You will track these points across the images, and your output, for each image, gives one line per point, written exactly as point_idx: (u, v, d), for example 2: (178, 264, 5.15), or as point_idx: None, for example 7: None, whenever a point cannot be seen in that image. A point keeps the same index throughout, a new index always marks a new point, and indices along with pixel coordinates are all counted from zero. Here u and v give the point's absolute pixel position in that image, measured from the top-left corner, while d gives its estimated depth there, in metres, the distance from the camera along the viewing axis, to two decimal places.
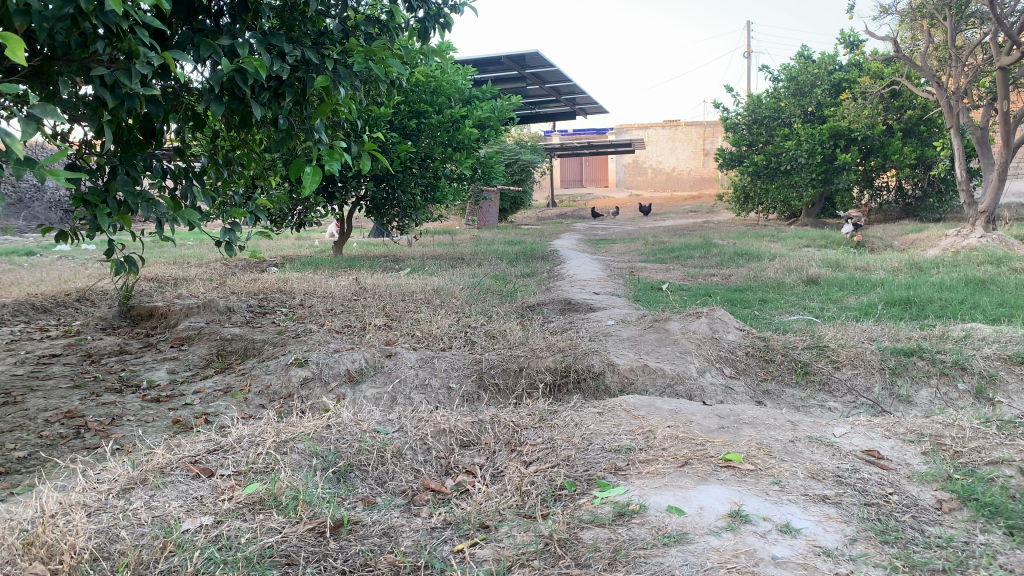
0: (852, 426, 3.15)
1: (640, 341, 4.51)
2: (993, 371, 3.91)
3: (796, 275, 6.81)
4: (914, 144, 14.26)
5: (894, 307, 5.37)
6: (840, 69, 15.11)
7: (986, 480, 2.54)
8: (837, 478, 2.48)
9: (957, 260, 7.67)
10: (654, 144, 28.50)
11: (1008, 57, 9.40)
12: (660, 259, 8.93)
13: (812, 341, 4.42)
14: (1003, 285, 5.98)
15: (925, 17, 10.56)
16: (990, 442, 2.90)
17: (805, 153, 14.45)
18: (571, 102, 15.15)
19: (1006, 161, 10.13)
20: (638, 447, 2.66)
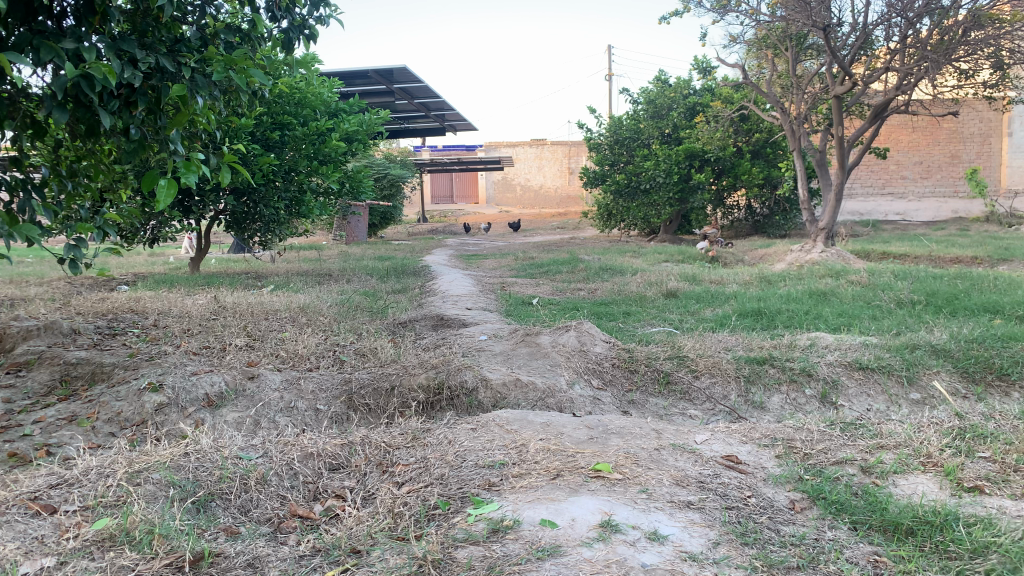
0: (712, 433, 3.31)
1: (511, 355, 4.56)
2: (836, 377, 4.23)
3: (657, 289, 7.09)
4: (762, 165, 15.26)
5: (746, 318, 5.69)
6: (694, 93, 15.93)
7: (832, 479, 2.73)
8: (700, 484, 2.59)
9: (803, 273, 8.23)
10: (522, 161, 28.98)
11: (842, 86, 10.23)
12: (530, 274, 9.07)
13: (673, 351, 4.60)
14: (842, 296, 6.47)
15: (769, 47, 11.32)
16: (835, 443, 3.13)
17: (663, 172, 15.00)
18: (440, 118, 15.18)
19: (842, 182, 10.98)
20: (511, 462, 2.68)
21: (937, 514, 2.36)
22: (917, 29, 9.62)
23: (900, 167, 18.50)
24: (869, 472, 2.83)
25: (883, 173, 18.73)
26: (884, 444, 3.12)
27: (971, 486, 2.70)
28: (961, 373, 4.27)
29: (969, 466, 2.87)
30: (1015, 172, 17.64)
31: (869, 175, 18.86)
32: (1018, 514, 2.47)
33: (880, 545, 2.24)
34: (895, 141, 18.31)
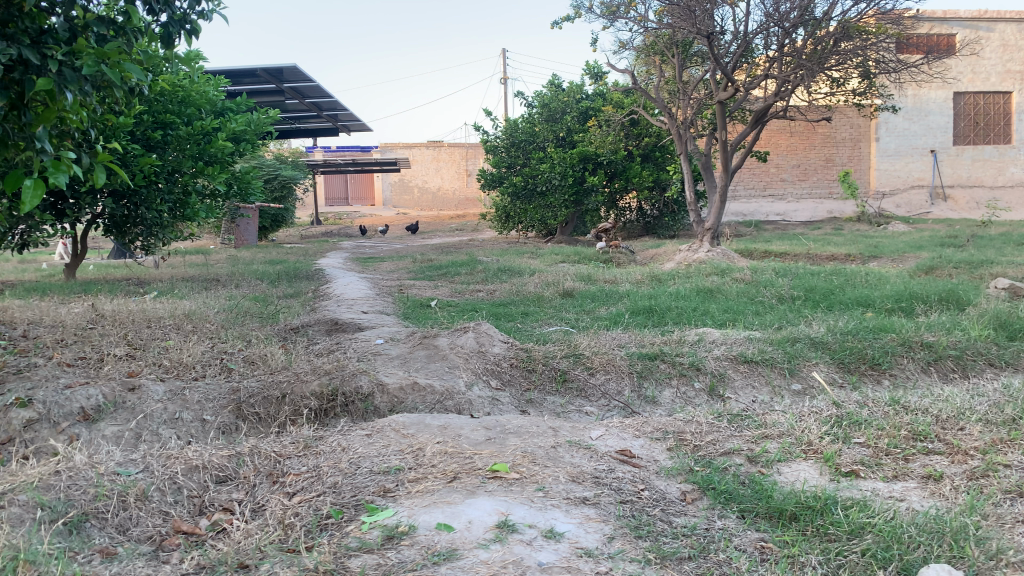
0: (606, 428, 3.36)
1: (409, 358, 4.50)
2: (723, 370, 4.38)
3: (553, 289, 7.17)
4: (651, 168, 15.78)
5: (639, 316, 5.83)
6: (587, 97, 16.21)
7: (721, 470, 2.82)
8: (595, 479, 2.63)
9: (691, 272, 8.51)
10: (418, 163, 28.81)
11: (725, 92, 10.66)
12: (428, 276, 9.02)
13: (569, 349, 4.65)
14: (728, 293, 6.73)
15: (657, 53, 11.68)
16: (723, 434, 3.25)
17: (558, 175, 15.22)
18: (332, 118, 14.87)
19: (727, 185, 11.42)
20: (407, 467, 2.64)
21: (817, 499, 2.48)
22: (793, 39, 10.11)
23: (779, 170, 19.30)
24: (755, 462, 2.95)
25: (764, 176, 19.40)
26: (769, 434, 3.25)
27: (848, 470, 2.85)
28: (838, 364, 4.51)
29: (845, 451, 3.03)
30: (882, 174, 19.24)
31: (750, 178, 19.38)
32: (890, 494, 2.63)
33: (766, 531, 2.33)
34: (774, 145, 19.15)
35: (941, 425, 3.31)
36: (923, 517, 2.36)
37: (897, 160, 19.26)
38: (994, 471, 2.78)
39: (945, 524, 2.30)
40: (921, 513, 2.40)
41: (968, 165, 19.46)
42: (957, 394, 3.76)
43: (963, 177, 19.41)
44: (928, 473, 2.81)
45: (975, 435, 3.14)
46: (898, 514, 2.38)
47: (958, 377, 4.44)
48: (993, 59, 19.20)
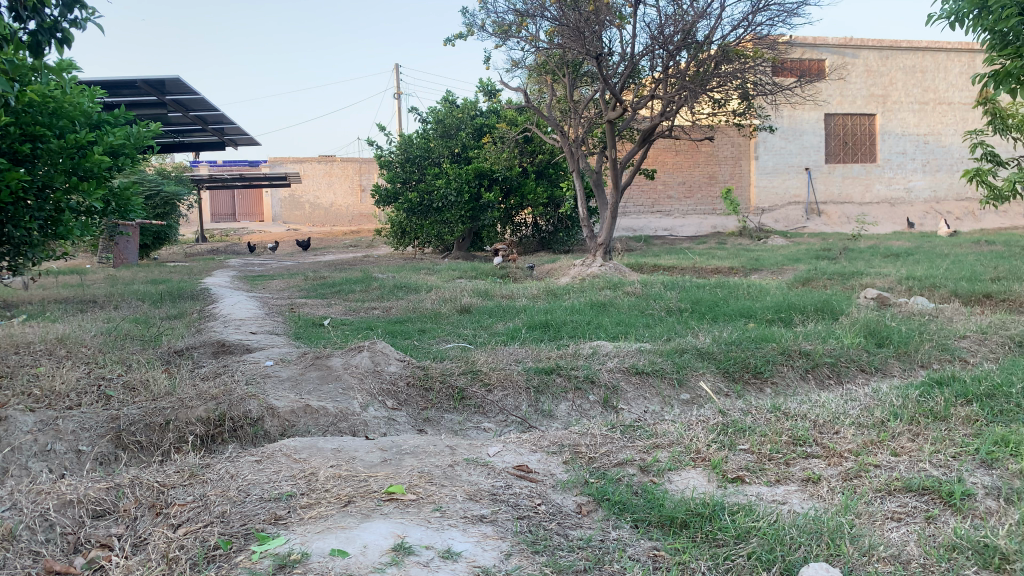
0: (503, 444, 3.38)
1: (300, 380, 4.38)
2: (616, 383, 4.48)
3: (450, 305, 7.17)
4: (545, 185, 16.08)
5: (535, 331, 5.89)
6: (480, 114, 16.31)
7: (615, 480, 2.88)
8: (493, 496, 2.63)
9: (585, 286, 8.70)
10: (310, 178, 28.30)
11: (614, 112, 10.97)
12: (321, 294, 8.84)
13: (466, 365, 4.64)
14: (620, 307, 6.91)
15: (548, 72, 11.90)
16: (617, 445, 3.33)
17: (454, 190, 15.23)
18: (219, 132, 14.38)
19: (617, 201, 11.74)
20: (299, 493, 2.57)
21: (706, 506, 2.57)
22: (677, 61, 10.52)
23: (666, 187, 19.81)
24: (648, 471, 3.03)
25: (651, 193, 19.86)
26: (660, 444, 3.35)
27: (733, 477, 2.96)
28: (724, 373, 4.70)
29: (731, 458, 3.16)
30: (761, 191, 20.22)
31: (640, 195, 19.79)
32: (773, 498, 2.76)
33: (658, 540, 2.40)
34: (661, 163, 19.69)
35: (819, 429, 3.49)
36: (803, 518, 2.48)
37: (775, 177, 20.27)
38: (866, 471, 2.96)
39: (823, 524, 2.43)
40: (801, 515, 2.52)
41: (838, 183, 20.79)
42: (832, 399, 3.98)
43: (833, 193, 20.72)
44: (807, 476, 2.96)
45: (849, 438, 3.34)
46: (781, 516, 2.49)
47: (832, 383, 4.70)
48: (858, 84, 20.61)
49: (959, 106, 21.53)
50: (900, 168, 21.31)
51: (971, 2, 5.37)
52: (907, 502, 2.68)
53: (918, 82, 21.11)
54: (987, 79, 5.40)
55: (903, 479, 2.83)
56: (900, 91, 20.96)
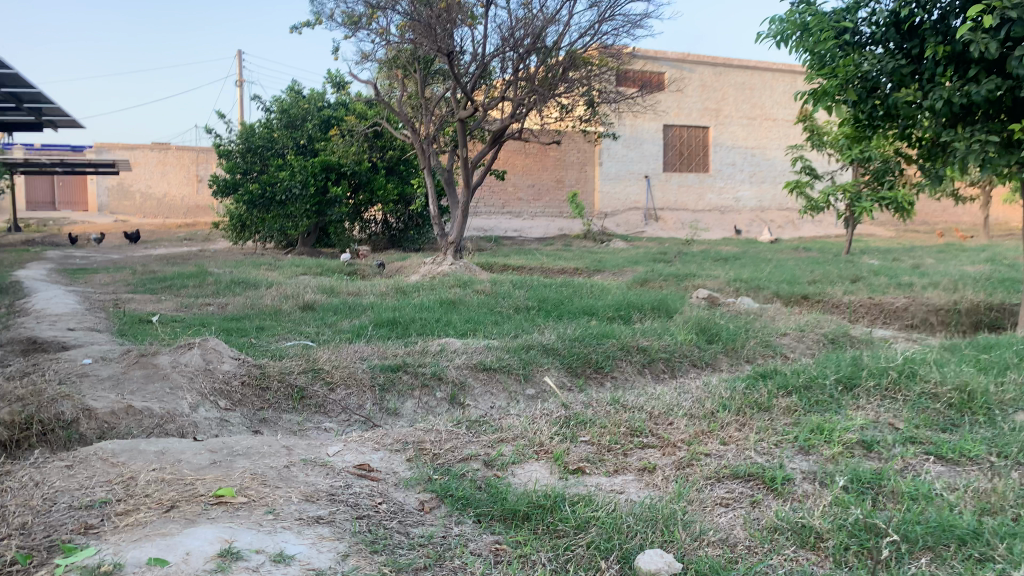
0: (345, 443, 3.28)
1: (122, 380, 4.04)
2: (463, 379, 4.47)
3: (292, 302, 6.90)
4: (395, 181, 15.93)
5: (381, 328, 5.78)
6: (328, 106, 15.88)
7: (459, 476, 2.86)
8: (330, 497, 2.54)
9: (434, 284, 8.63)
10: (140, 167, 26.50)
11: (465, 110, 10.98)
12: (151, 289, 8.27)
13: (308, 363, 4.47)
14: (469, 304, 6.91)
15: (399, 67, 11.75)
16: (461, 441, 3.32)
17: (299, 183, 14.73)
18: (36, 112, 13.14)
19: (467, 201, 11.79)
20: (116, 499, 2.36)
21: (547, 497, 2.60)
22: (527, 64, 10.68)
23: (516, 189, 20.05)
24: (491, 466, 3.04)
25: (502, 194, 19.96)
26: (504, 438, 3.37)
27: (575, 468, 3.02)
28: (567, 369, 4.81)
29: (573, 450, 3.22)
30: (605, 196, 20.96)
31: (490, 196, 19.87)
32: (611, 488, 2.84)
33: (500, 533, 2.41)
34: (512, 165, 19.91)
35: (654, 421, 3.63)
36: (639, 507, 2.56)
37: (617, 184, 21.07)
38: (697, 460, 3.10)
39: (657, 512, 2.52)
40: (637, 503, 2.60)
41: (675, 191, 21.93)
42: (667, 392, 4.16)
43: (670, 201, 21.84)
44: (643, 466, 3.06)
45: (682, 428, 3.50)
46: (618, 506, 2.56)
47: (667, 377, 4.93)
48: (693, 97, 21.84)
49: (781, 123, 23.32)
50: (729, 178, 22.77)
51: (794, 24, 5.80)
52: (734, 488, 2.83)
53: (746, 99, 22.66)
54: (807, 96, 5.83)
55: (729, 467, 2.99)
56: (731, 106, 22.41)
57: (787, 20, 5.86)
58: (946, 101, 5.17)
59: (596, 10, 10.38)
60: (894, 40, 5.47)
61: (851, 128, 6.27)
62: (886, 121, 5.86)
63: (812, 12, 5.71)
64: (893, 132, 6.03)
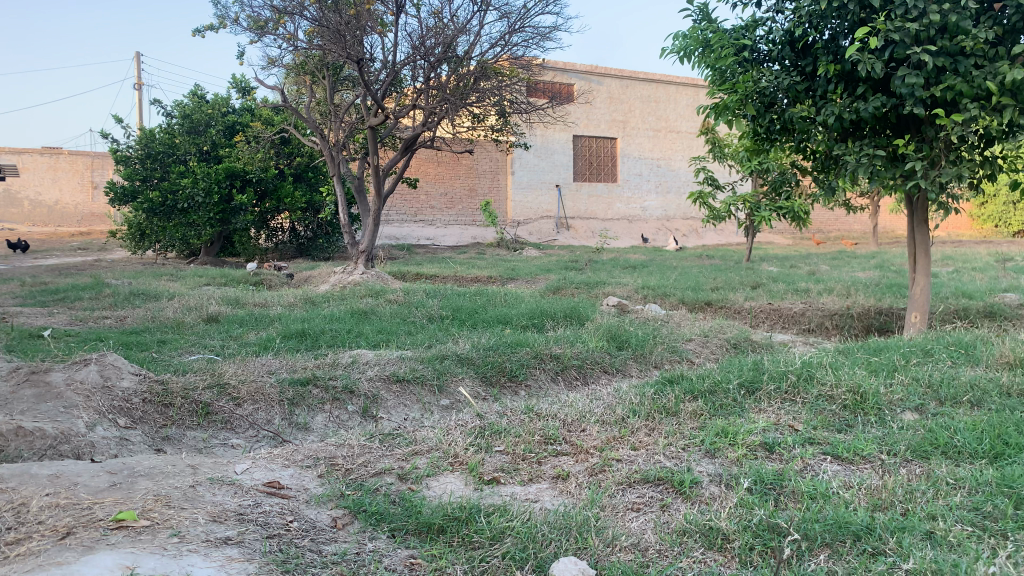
0: (252, 461, 3.19)
1: (11, 399, 3.80)
2: (375, 392, 4.41)
3: (195, 314, 6.66)
4: (303, 188, 15.69)
5: (290, 340, 5.65)
6: (233, 112, 15.49)
7: (372, 491, 2.83)
8: (239, 516, 2.47)
9: (344, 294, 8.50)
10: (29, 173, 25.12)
11: (375, 118, 10.87)
12: (41, 302, 7.83)
13: (213, 378, 4.32)
14: (380, 314, 6.84)
15: (307, 73, 11.55)
16: (374, 455, 3.28)
17: (202, 191, 14.27)
18: None
19: (378, 209, 11.66)
20: (6, 528, 2.23)
21: (462, 509, 2.59)
22: (437, 73, 10.67)
23: (428, 198, 19.93)
24: (405, 479, 3.01)
25: (414, 203, 19.76)
26: (418, 450, 3.35)
27: (489, 478, 3.03)
28: (481, 378, 4.81)
29: (488, 460, 3.23)
30: (517, 205, 21.10)
31: (401, 204, 19.63)
32: (526, 498, 2.86)
33: (415, 547, 2.39)
34: (423, 173, 19.83)
35: (568, 428, 3.68)
36: (553, 515, 2.59)
37: (529, 193, 21.27)
38: (610, 466, 3.16)
39: (571, 519, 2.56)
40: (551, 512, 2.63)
41: (585, 200, 22.29)
42: (579, 399, 4.23)
43: (580, 210, 22.19)
44: (557, 473, 3.09)
45: (594, 435, 3.56)
46: (533, 515, 2.59)
47: (579, 383, 4.99)
48: (602, 109, 22.30)
49: (685, 135, 24.09)
50: (637, 188, 23.34)
51: (697, 40, 6.00)
52: (645, 493, 2.90)
53: (652, 111, 23.32)
54: (710, 110, 6.04)
55: (640, 471, 3.06)
56: (637, 118, 23.02)
57: (690, 36, 6.06)
58: (838, 117, 5.44)
59: (506, 21, 10.48)
60: (790, 58, 5.72)
61: (751, 141, 6.53)
62: (783, 135, 6.13)
63: (713, 29, 5.92)
64: (789, 146, 6.32)
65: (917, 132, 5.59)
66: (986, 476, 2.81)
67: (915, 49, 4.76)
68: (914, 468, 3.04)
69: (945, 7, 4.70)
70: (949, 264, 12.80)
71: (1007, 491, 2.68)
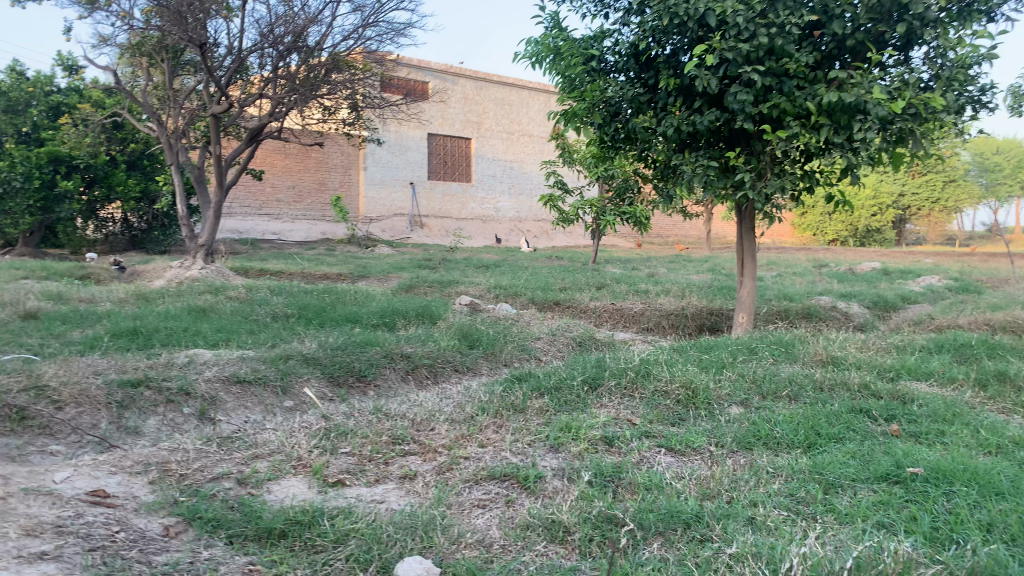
0: (74, 469, 2.96)
1: None
2: (214, 393, 4.21)
3: (10, 310, 6.10)
4: (138, 177, 14.79)
5: (120, 339, 5.29)
6: (58, 91, 14.33)
7: (209, 497, 2.70)
8: (58, 529, 2.30)
9: (182, 290, 8.05)
10: None
11: (218, 106, 10.36)
12: None
13: (30, 381, 3.96)
14: (221, 312, 6.54)
15: (143, 55, 10.83)
16: (212, 460, 3.14)
17: (20, 176, 13.06)
18: None
19: (221, 201, 11.14)
20: None
21: (305, 512, 2.53)
22: (286, 63, 10.30)
23: (275, 190, 19.09)
24: (246, 483, 2.90)
25: (260, 195, 18.83)
26: (259, 453, 3.24)
27: (334, 480, 2.97)
28: (328, 378, 4.71)
29: (332, 462, 3.17)
30: (369, 201, 20.75)
31: (247, 196, 18.55)
32: (371, 498, 2.82)
33: (254, 553, 2.31)
34: (270, 165, 18.95)
35: (415, 428, 3.67)
36: (399, 515, 2.58)
37: (382, 189, 21.01)
38: (457, 464, 3.18)
39: (417, 519, 2.55)
40: (397, 512, 2.62)
41: (438, 199, 22.28)
42: (428, 398, 4.23)
43: (434, 208, 22.16)
44: (404, 473, 3.08)
45: (442, 433, 3.57)
46: (378, 515, 2.56)
47: (430, 383, 4.99)
48: (456, 108, 22.41)
49: (537, 139, 24.76)
50: (490, 189, 23.64)
51: (547, 47, 6.15)
52: (490, 489, 2.94)
53: (505, 114, 23.76)
54: (559, 116, 6.22)
55: (487, 468, 3.11)
56: (491, 119, 23.35)
57: (541, 43, 6.20)
58: (677, 128, 5.75)
59: (360, 15, 10.28)
60: (634, 70, 5.98)
61: (597, 147, 6.78)
62: (627, 143, 6.40)
63: (563, 37, 6.08)
64: (632, 154, 6.62)
65: (746, 145, 6.01)
66: (801, 464, 3.07)
67: (745, 68, 5.09)
68: (738, 458, 3.27)
69: (772, 30, 5.06)
70: (774, 268, 13.86)
71: (817, 477, 2.94)
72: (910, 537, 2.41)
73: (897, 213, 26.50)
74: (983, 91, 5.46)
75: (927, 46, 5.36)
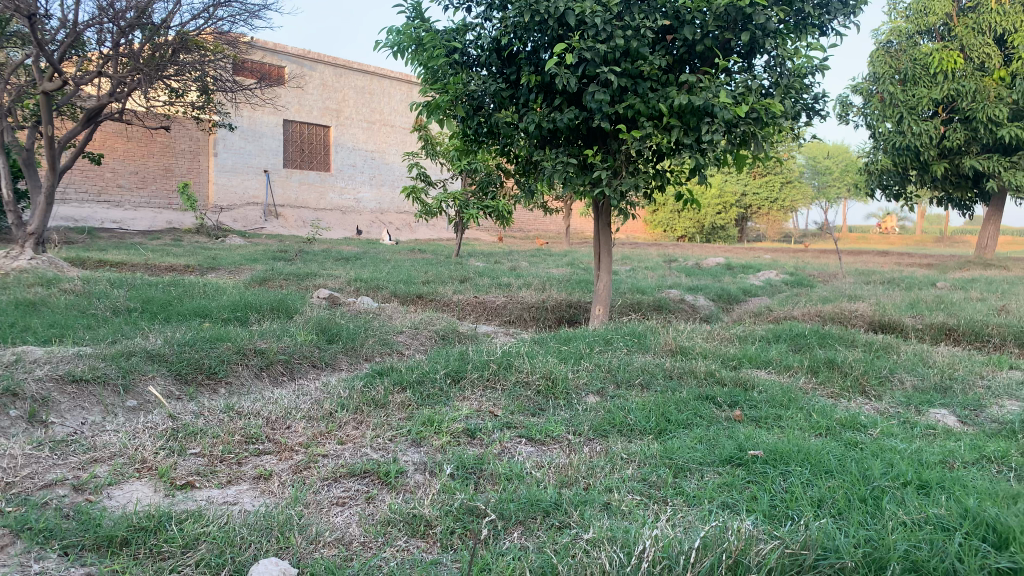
0: None
1: None
2: (45, 394, 3.88)
3: None
4: None
5: None
6: None
7: (40, 506, 2.50)
8: None
9: (7, 282, 7.36)
10: None
11: (50, 83, 9.56)
12: None
13: None
14: (53, 306, 6.03)
15: None
16: (43, 466, 2.91)
17: None
18: None
19: (53, 186, 10.29)
20: None
21: (150, 518, 2.39)
22: (128, 40, 9.64)
23: (115, 176, 17.91)
24: (82, 490, 2.70)
25: (97, 180, 17.63)
26: (98, 457, 3.03)
27: (182, 483, 2.82)
28: (175, 376, 4.45)
29: (180, 464, 3.01)
30: (220, 189, 19.80)
31: (83, 181, 17.31)
32: (223, 500, 2.71)
33: (92, 564, 2.17)
34: (110, 148, 17.71)
35: (270, 426, 3.54)
36: (253, 517, 2.49)
37: (233, 176, 20.10)
38: (314, 462, 3.10)
39: (273, 519, 2.47)
40: (251, 513, 2.53)
41: (295, 188, 21.61)
42: (284, 395, 4.09)
43: (291, 198, 21.47)
44: (258, 473, 2.97)
45: (299, 432, 3.47)
46: (231, 518, 2.46)
47: (285, 379, 4.83)
48: (315, 95, 21.81)
49: (399, 130, 24.58)
50: (350, 179, 23.23)
51: (410, 37, 6.07)
52: (350, 486, 2.89)
53: (366, 103, 23.39)
54: (422, 108, 6.16)
55: (346, 465, 3.05)
56: (351, 108, 22.93)
57: (403, 33, 6.12)
58: (537, 125, 5.83)
59: None
60: (496, 65, 6.02)
61: (460, 141, 6.78)
62: (489, 138, 6.44)
63: (426, 28, 6.03)
64: (495, 149, 6.67)
65: (603, 143, 6.18)
66: (652, 450, 3.22)
67: (603, 68, 5.23)
68: (595, 446, 3.37)
69: (628, 32, 5.23)
70: (629, 262, 14.41)
71: (667, 462, 3.08)
72: (751, 515, 2.58)
73: (739, 211, 28.25)
74: (816, 99, 5.90)
75: (767, 55, 5.73)
